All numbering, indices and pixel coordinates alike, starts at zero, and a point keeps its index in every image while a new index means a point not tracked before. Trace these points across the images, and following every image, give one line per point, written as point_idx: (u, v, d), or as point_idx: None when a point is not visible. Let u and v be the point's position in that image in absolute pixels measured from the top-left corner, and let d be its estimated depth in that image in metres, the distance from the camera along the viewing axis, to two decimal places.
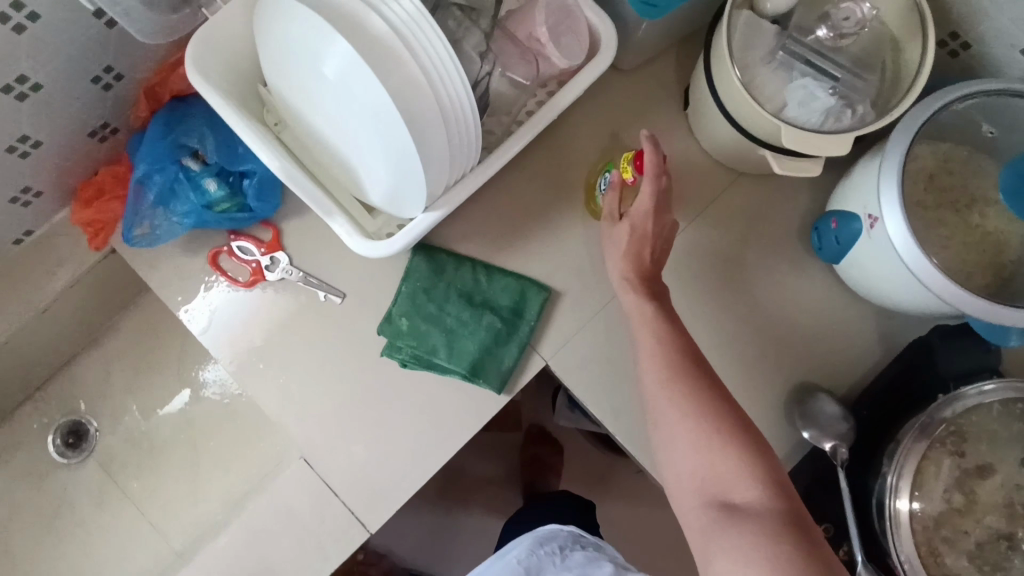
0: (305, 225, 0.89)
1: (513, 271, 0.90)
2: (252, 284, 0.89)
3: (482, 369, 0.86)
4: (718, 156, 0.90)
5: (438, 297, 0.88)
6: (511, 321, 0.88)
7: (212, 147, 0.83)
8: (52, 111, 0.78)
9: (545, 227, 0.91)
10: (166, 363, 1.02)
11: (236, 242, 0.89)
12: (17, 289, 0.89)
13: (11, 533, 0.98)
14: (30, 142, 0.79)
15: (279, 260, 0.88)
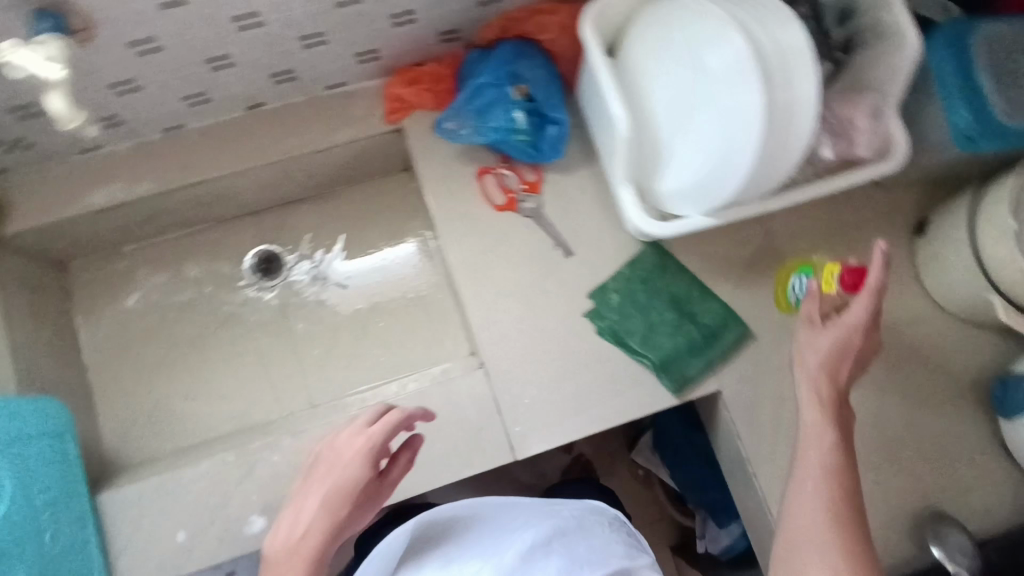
0: (568, 184, 1.00)
1: (722, 299, 0.97)
2: (503, 210, 0.99)
3: (667, 368, 0.95)
4: (934, 288, 0.98)
5: (651, 291, 0.97)
6: (707, 340, 0.96)
7: (538, 87, 0.92)
8: (440, 2, 0.87)
9: (765, 278, 0.99)
10: (372, 240, 1.13)
11: (505, 169, 1.00)
12: (310, 127, 0.99)
13: (188, 320, 1.08)
14: (408, 17, 0.88)
15: (533, 200, 1.00)
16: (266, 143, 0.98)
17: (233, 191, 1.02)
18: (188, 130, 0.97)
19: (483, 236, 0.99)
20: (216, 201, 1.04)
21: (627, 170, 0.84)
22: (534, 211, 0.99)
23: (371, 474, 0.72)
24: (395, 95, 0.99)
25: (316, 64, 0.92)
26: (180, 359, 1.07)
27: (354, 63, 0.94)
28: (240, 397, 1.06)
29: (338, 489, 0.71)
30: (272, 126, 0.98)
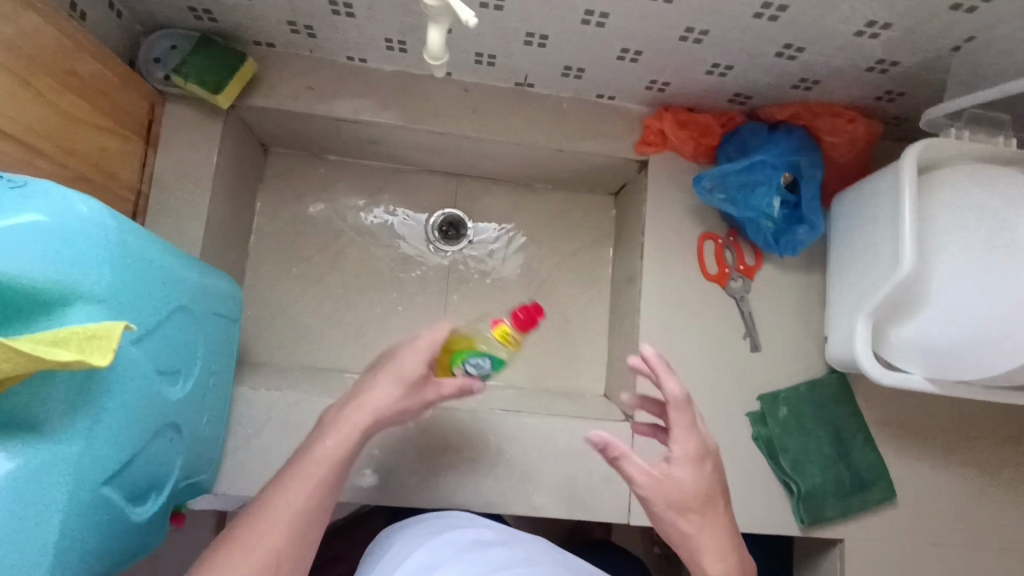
0: (779, 282, 0.99)
1: (883, 456, 0.95)
2: (712, 280, 0.97)
3: (808, 501, 0.92)
4: None
5: (821, 419, 0.94)
6: (855, 489, 0.93)
7: (808, 186, 0.90)
8: (762, 69, 0.85)
9: (932, 453, 0.96)
10: (554, 246, 1.10)
11: (730, 243, 0.98)
12: (564, 124, 0.96)
13: (358, 248, 1.06)
14: (725, 70, 0.86)
15: (743, 283, 0.98)
16: (517, 120, 0.95)
17: (459, 149, 1.00)
18: (452, 79, 0.94)
19: (684, 295, 0.97)
20: (437, 151, 1.02)
21: (877, 307, 0.82)
22: (740, 293, 0.97)
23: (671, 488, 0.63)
24: (657, 128, 0.97)
25: (611, 73, 0.89)
26: (334, 281, 1.05)
27: (641, 86, 0.92)
28: (377, 341, 1.04)
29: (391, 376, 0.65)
30: (529, 108, 0.96)
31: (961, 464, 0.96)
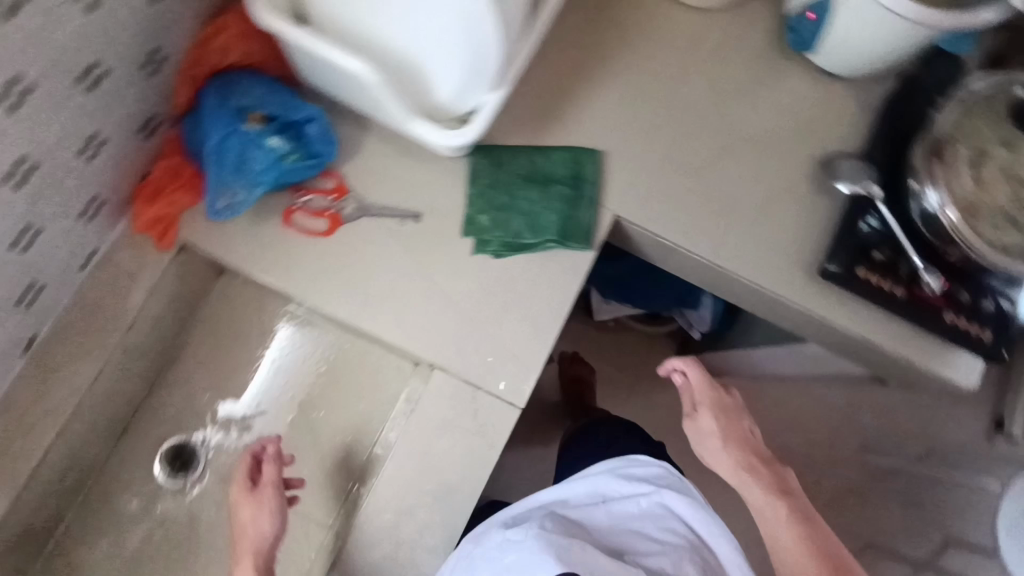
0: (368, 166, 0.76)
1: (566, 144, 0.81)
2: (330, 233, 0.74)
3: (570, 232, 0.77)
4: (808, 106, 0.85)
5: (504, 187, 0.77)
6: (576, 186, 0.79)
7: (271, 101, 0.69)
8: (120, 57, 0.60)
9: (668, 173, 0.82)
10: (237, 353, 0.84)
11: (302, 196, 0.74)
12: (103, 305, 0.73)
13: (75, 560, 0.78)
14: (106, 72, 0.60)
15: (351, 205, 0.75)
16: (75, 313, 0.72)
17: (76, 408, 0.73)
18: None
19: (380, 296, 0.75)
20: (22, 437, 0.70)
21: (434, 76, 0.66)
22: (361, 214, 0.75)
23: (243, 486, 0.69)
24: (150, 195, 0.72)
25: (77, 180, 0.64)
26: None
27: (106, 166, 0.67)
28: None
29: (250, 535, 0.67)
30: (75, 288, 0.71)
31: (659, 147, 0.82)
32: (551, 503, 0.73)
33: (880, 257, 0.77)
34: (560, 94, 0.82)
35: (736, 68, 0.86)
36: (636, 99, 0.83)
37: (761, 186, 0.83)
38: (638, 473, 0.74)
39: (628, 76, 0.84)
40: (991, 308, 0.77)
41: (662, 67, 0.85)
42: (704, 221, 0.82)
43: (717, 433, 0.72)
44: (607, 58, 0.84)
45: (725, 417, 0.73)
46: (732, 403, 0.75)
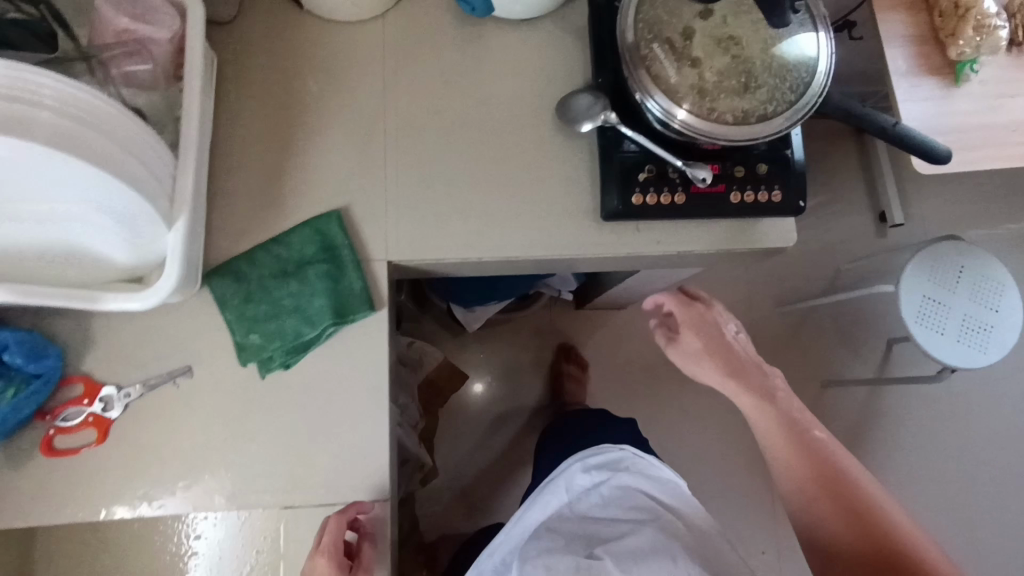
0: (102, 352, 0.69)
1: (302, 221, 0.74)
2: (103, 438, 0.67)
3: (345, 306, 0.71)
4: (513, 69, 0.82)
5: (262, 297, 0.72)
6: (332, 257, 0.73)
7: None
8: None
9: (415, 200, 0.78)
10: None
11: (51, 417, 0.66)
12: None
13: None
14: None
15: (110, 396, 0.68)
16: None
17: None
18: None
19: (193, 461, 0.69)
20: None
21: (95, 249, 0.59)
22: (125, 402, 0.68)
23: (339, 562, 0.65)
24: None
25: None
26: None
27: None
28: None
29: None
30: None
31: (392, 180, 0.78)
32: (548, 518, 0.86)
33: (647, 172, 0.75)
34: (275, 172, 0.76)
35: (433, 55, 0.81)
36: (351, 138, 0.78)
37: (512, 159, 0.80)
38: (598, 462, 0.92)
39: (329, 123, 0.78)
40: (768, 165, 0.76)
41: (360, 93, 0.79)
42: (476, 219, 0.78)
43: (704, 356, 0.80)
44: (303, 111, 0.78)
45: (701, 332, 0.81)
46: (709, 318, 0.82)
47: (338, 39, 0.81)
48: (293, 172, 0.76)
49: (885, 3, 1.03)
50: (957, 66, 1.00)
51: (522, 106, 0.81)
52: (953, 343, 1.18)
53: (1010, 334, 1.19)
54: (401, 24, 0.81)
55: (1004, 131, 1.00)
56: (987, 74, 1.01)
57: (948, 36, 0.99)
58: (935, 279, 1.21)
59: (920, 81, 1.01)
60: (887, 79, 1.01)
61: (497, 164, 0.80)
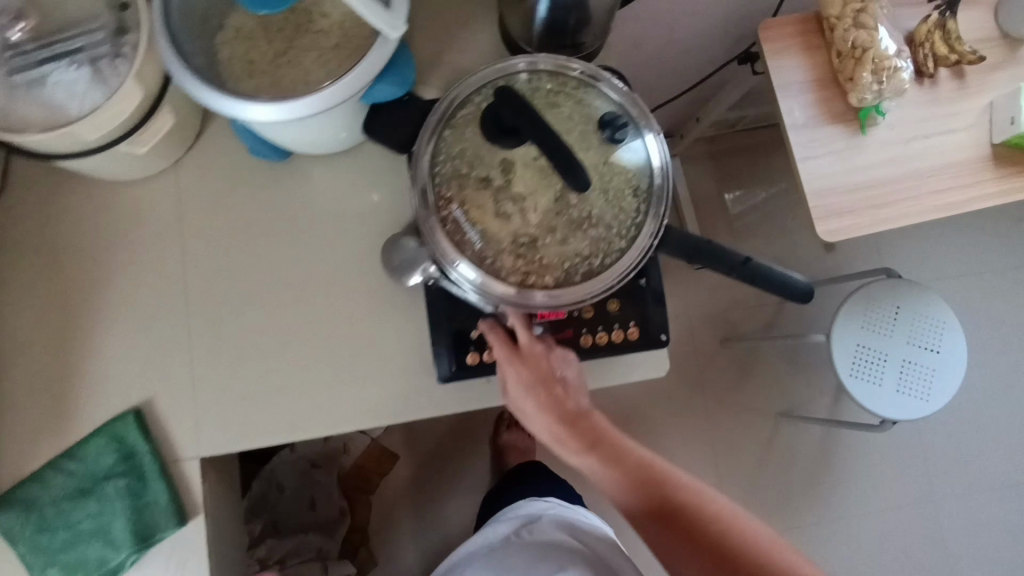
0: None
1: (95, 427, 0.66)
2: None
3: (150, 524, 0.64)
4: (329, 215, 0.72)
5: (57, 524, 0.64)
6: (132, 468, 0.65)
7: None
8: None
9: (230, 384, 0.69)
10: None
11: None
12: None
13: None
14: None
15: None
16: None
17: None
18: None
19: None
20: None
21: None
22: None
23: None
24: None
25: None
26: None
27: None
28: None
29: None
30: None
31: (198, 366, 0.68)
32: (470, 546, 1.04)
33: (482, 325, 0.66)
34: (59, 371, 0.66)
35: (234, 202, 0.70)
36: (148, 317, 0.68)
37: (337, 318, 0.71)
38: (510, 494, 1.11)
39: (117, 307, 0.68)
40: (619, 301, 0.67)
41: (153, 261, 0.69)
42: (300, 394, 0.70)
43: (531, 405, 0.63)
44: (87, 291, 0.67)
45: (533, 391, 0.63)
46: (548, 364, 0.63)
47: (119, 195, 0.69)
48: (82, 368, 0.66)
49: (777, 43, 0.90)
50: (861, 112, 0.88)
51: (343, 254, 0.71)
52: (893, 396, 1.09)
53: (951, 376, 1.10)
54: (192, 169, 0.70)
55: (916, 181, 0.89)
56: (895, 118, 0.90)
57: (847, 81, 0.87)
58: (869, 325, 1.11)
59: (823, 131, 0.89)
60: (784, 135, 0.89)
61: (320, 326, 0.71)
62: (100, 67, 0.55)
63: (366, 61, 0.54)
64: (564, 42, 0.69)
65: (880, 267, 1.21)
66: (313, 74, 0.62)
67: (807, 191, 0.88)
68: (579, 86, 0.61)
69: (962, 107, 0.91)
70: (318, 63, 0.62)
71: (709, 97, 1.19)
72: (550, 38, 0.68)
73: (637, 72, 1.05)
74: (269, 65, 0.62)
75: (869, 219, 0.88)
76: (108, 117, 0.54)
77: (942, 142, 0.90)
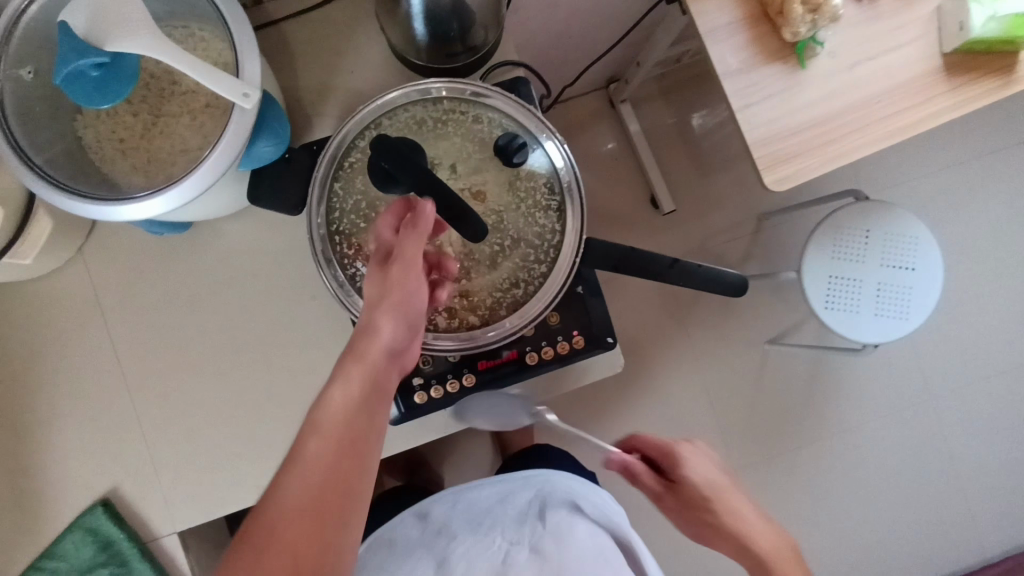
0: None
1: (68, 521, 0.66)
2: None
3: None
4: (252, 272, 0.68)
5: None
6: (112, 556, 0.65)
7: None
8: None
9: (184, 465, 0.67)
10: None
11: None
12: None
13: None
14: None
15: None
16: None
17: None
18: None
19: None
20: None
21: None
22: None
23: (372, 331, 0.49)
24: None
25: None
26: None
27: None
28: None
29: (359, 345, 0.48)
30: None
31: (149, 453, 0.66)
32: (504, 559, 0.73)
33: (425, 364, 0.64)
34: (20, 476, 0.66)
35: (152, 277, 0.67)
36: (91, 407, 0.66)
37: (281, 376, 0.68)
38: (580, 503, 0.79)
39: (56, 407, 0.66)
40: (559, 312, 0.65)
41: (83, 349, 0.66)
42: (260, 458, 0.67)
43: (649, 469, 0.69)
44: (26, 394, 0.66)
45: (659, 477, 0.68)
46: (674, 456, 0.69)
47: (34, 289, 0.66)
48: (40, 470, 0.66)
49: None
50: (798, 46, 0.82)
51: (275, 307, 0.68)
52: (871, 319, 1.08)
53: (929, 289, 1.08)
54: (101, 251, 0.66)
55: (867, 109, 0.83)
56: (834, 45, 0.84)
57: (777, 15, 0.81)
58: (839, 254, 1.09)
59: (758, 74, 0.83)
60: (718, 84, 0.83)
61: (267, 385, 0.68)
62: None
63: (225, 139, 0.51)
64: (455, 48, 0.63)
65: (845, 190, 1.17)
66: (189, 141, 0.56)
67: (750, 141, 0.83)
68: (464, 107, 0.60)
69: (907, 18, 0.85)
70: (192, 129, 0.56)
71: (649, 34, 1.10)
72: (437, 46, 0.63)
73: (561, 35, 0.98)
74: (142, 140, 0.57)
75: (819, 158, 0.83)
76: None
77: (888, 61, 0.84)
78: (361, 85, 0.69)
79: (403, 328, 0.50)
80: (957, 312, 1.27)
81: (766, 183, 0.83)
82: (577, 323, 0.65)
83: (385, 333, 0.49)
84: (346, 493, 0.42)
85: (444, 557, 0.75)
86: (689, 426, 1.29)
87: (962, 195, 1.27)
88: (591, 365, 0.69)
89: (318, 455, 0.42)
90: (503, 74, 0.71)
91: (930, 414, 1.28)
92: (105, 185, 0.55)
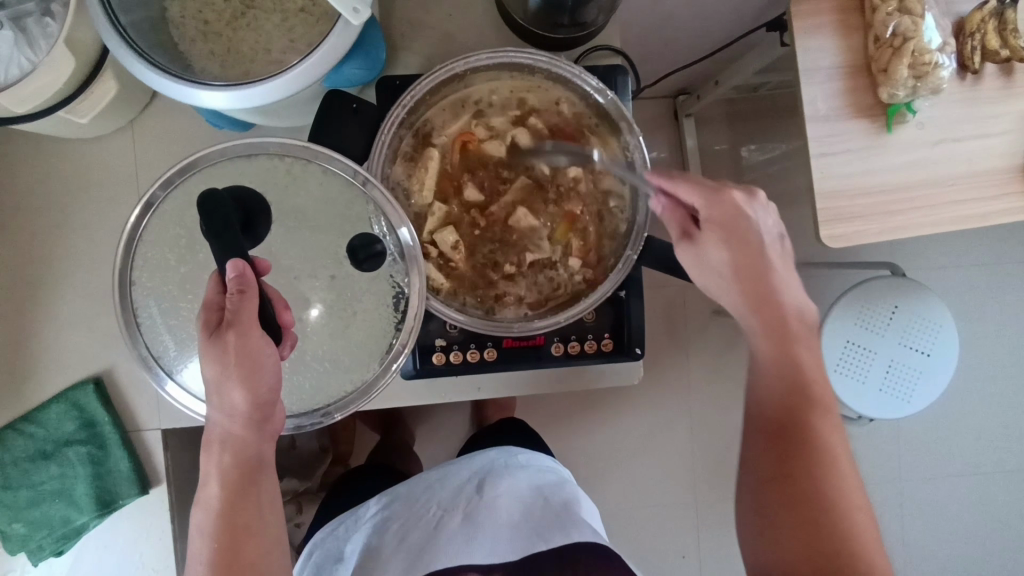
0: None
1: (56, 390, 0.64)
2: None
3: (112, 491, 0.65)
4: (332, 187, 0.55)
5: (16, 483, 0.63)
6: (91, 436, 0.64)
7: None
8: None
9: None
10: None
11: None
12: None
13: None
14: None
15: None
16: None
17: None
18: None
19: None
20: None
21: None
22: None
23: (223, 394, 0.48)
24: None
25: None
26: None
27: None
28: None
29: (215, 399, 0.48)
30: None
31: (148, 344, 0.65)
32: (441, 501, 0.72)
33: (451, 328, 0.64)
34: (17, 333, 0.64)
35: (274, 189, 0.53)
36: (179, 278, 0.53)
37: (357, 328, 0.56)
38: (523, 459, 0.79)
39: (70, 278, 0.64)
40: (596, 311, 0.65)
41: (108, 224, 0.64)
42: (298, 398, 0.56)
43: (722, 254, 0.55)
44: (43, 254, 0.64)
45: (738, 239, 0.54)
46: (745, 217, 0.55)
47: (75, 151, 0.64)
48: (39, 335, 0.64)
49: (811, 21, 0.80)
50: (890, 108, 0.81)
51: None
52: (876, 393, 1.08)
53: (941, 379, 1.08)
54: (149, 129, 0.64)
55: (940, 187, 0.82)
56: (925, 116, 0.82)
57: (880, 72, 0.79)
58: (863, 321, 1.08)
59: (845, 125, 0.81)
60: (803, 125, 0.81)
61: (343, 334, 0.56)
62: (27, 26, 0.50)
63: (320, 51, 0.49)
64: (562, 20, 0.60)
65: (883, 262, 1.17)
66: (274, 41, 0.53)
67: (818, 190, 0.81)
68: (555, 85, 0.64)
69: (1004, 108, 0.84)
70: (281, 29, 0.53)
71: (739, 54, 1.07)
72: (545, 13, 0.60)
73: (654, 34, 0.95)
74: (225, 27, 0.54)
75: (882, 225, 0.81)
76: (35, 90, 0.50)
77: (975, 146, 0.83)
78: (457, 32, 0.67)
79: (250, 399, 0.48)
80: (953, 407, 1.27)
81: (823, 236, 0.80)
82: (615, 326, 0.66)
83: (236, 407, 0.48)
84: (246, 522, 0.50)
85: (382, 502, 0.76)
86: (667, 451, 1.29)
87: (990, 296, 1.27)
88: (612, 372, 0.69)
89: (214, 499, 0.50)
90: (597, 57, 0.69)
91: (908, 501, 1.27)
92: (179, 61, 0.51)
